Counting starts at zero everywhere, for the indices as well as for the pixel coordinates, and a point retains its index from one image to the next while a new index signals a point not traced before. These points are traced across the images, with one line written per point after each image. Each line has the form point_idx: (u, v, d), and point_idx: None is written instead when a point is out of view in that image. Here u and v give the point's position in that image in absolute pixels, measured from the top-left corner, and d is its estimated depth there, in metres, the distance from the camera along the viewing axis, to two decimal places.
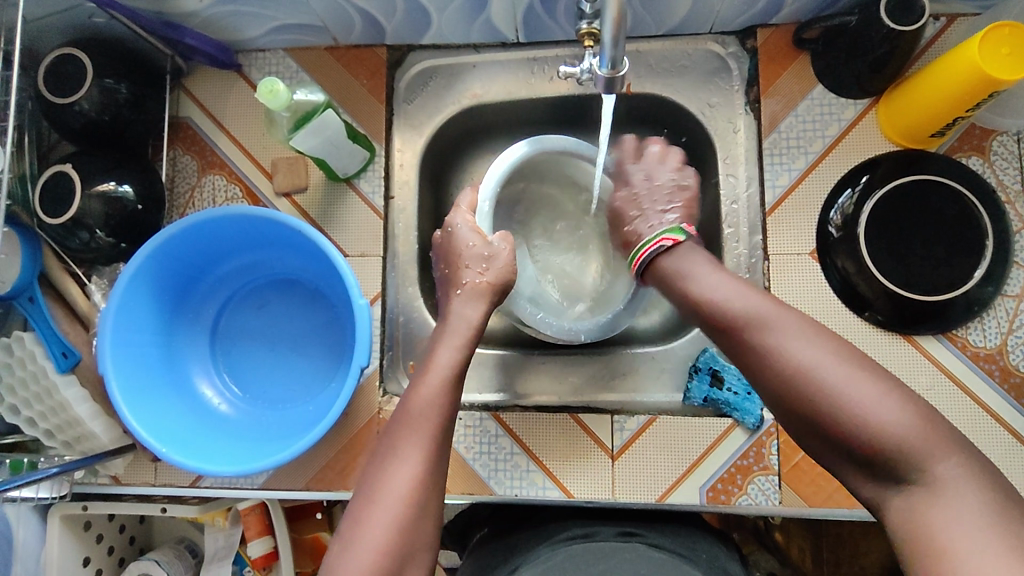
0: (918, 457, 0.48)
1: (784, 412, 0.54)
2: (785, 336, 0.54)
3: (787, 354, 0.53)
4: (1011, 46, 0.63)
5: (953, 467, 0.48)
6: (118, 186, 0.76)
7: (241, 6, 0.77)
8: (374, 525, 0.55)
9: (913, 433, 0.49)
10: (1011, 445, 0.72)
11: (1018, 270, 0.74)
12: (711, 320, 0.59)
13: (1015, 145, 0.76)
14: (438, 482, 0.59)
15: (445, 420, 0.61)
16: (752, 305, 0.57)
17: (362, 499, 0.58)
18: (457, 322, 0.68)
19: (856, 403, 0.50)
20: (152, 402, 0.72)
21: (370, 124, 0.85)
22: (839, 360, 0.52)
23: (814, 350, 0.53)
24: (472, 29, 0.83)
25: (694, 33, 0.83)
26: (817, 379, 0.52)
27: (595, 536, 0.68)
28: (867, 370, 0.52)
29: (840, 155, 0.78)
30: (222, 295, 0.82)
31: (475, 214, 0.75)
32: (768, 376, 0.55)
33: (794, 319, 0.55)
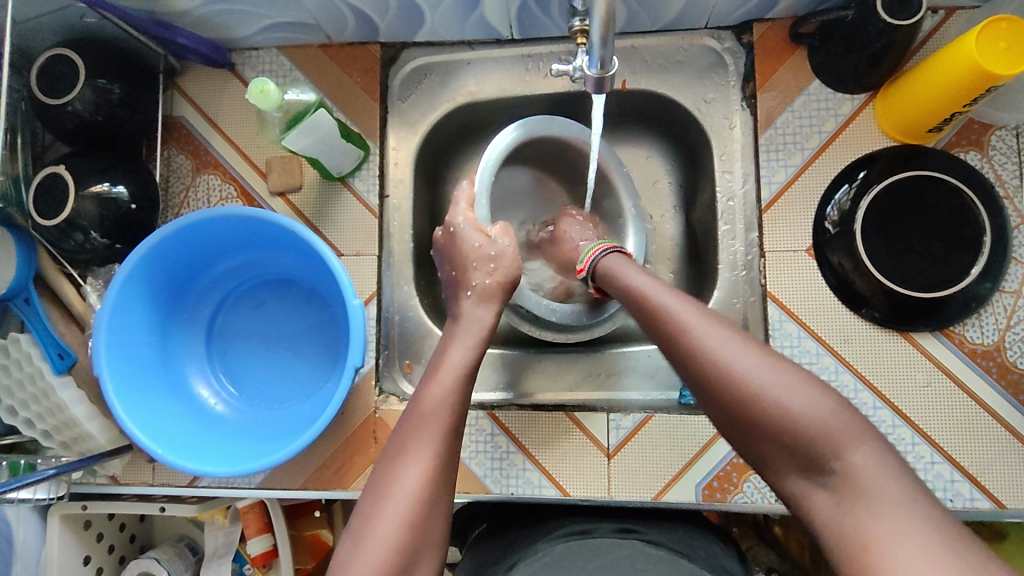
0: (834, 445, 0.48)
1: (710, 408, 0.53)
2: (708, 334, 0.54)
3: (711, 351, 0.53)
4: (1009, 41, 0.62)
5: (871, 458, 0.47)
6: (112, 186, 0.76)
7: (232, 5, 0.77)
8: (384, 524, 0.54)
9: (831, 422, 0.48)
10: (1008, 442, 0.72)
11: (1016, 265, 0.74)
12: (644, 320, 0.59)
13: (1014, 139, 0.75)
14: (449, 483, 0.58)
15: (457, 419, 0.60)
16: (678, 306, 0.57)
17: (372, 498, 0.56)
18: (469, 323, 0.68)
19: (777, 397, 0.50)
20: (147, 404, 0.72)
21: (363, 122, 0.84)
22: (761, 357, 0.52)
23: (736, 347, 0.53)
24: (466, 26, 0.82)
25: (689, 28, 0.82)
26: (739, 377, 0.51)
27: (593, 533, 0.67)
28: (787, 368, 0.51)
29: (836, 151, 0.78)
30: (217, 295, 0.82)
31: (473, 209, 0.75)
32: (694, 377, 0.54)
33: (718, 320, 0.55)
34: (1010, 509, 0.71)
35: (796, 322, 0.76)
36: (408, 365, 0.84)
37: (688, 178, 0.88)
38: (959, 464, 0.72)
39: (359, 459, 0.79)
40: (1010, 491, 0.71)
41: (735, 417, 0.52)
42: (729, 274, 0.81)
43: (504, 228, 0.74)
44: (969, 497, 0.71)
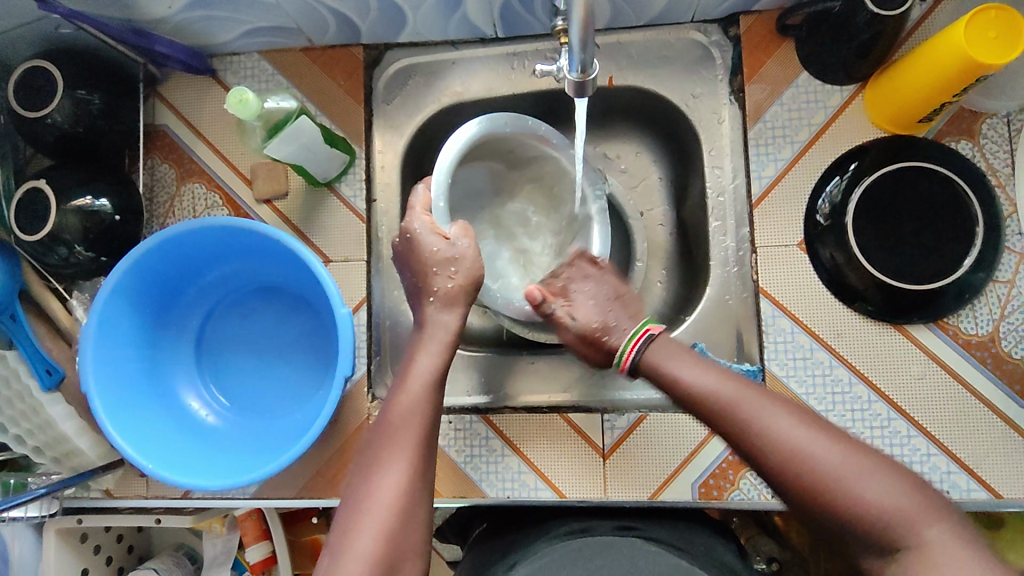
0: (911, 524, 0.49)
1: (785, 491, 0.54)
2: (781, 425, 0.54)
3: (783, 437, 0.54)
4: (999, 30, 0.61)
5: (944, 535, 0.49)
6: (95, 200, 0.75)
7: (212, 10, 0.75)
8: (363, 535, 0.54)
9: (904, 500, 0.50)
10: (1004, 432, 0.71)
11: (1010, 255, 0.73)
12: (699, 404, 0.59)
13: (1006, 127, 0.74)
14: (427, 489, 0.58)
15: (428, 424, 0.61)
16: (738, 392, 0.57)
17: (349, 510, 0.56)
18: (438, 328, 0.68)
19: (852, 479, 0.51)
20: (141, 422, 0.72)
21: (348, 126, 0.83)
22: (831, 441, 0.53)
23: (808, 433, 0.54)
24: (449, 26, 0.81)
25: (675, 22, 0.81)
26: (813, 463, 0.52)
27: (592, 531, 0.66)
28: (857, 450, 0.53)
29: (827, 143, 0.77)
30: (205, 306, 0.81)
31: (431, 213, 0.71)
32: (766, 464, 0.54)
33: (782, 404, 0.56)
34: (1008, 499, 0.70)
35: (789, 318, 0.75)
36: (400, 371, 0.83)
37: (679, 173, 0.88)
38: (956, 456, 0.71)
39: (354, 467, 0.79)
40: (1008, 482, 0.71)
41: (809, 501, 0.52)
42: (721, 270, 0.80)
43: (462, 229, 0.72)
44: (966, 488, 0.71)
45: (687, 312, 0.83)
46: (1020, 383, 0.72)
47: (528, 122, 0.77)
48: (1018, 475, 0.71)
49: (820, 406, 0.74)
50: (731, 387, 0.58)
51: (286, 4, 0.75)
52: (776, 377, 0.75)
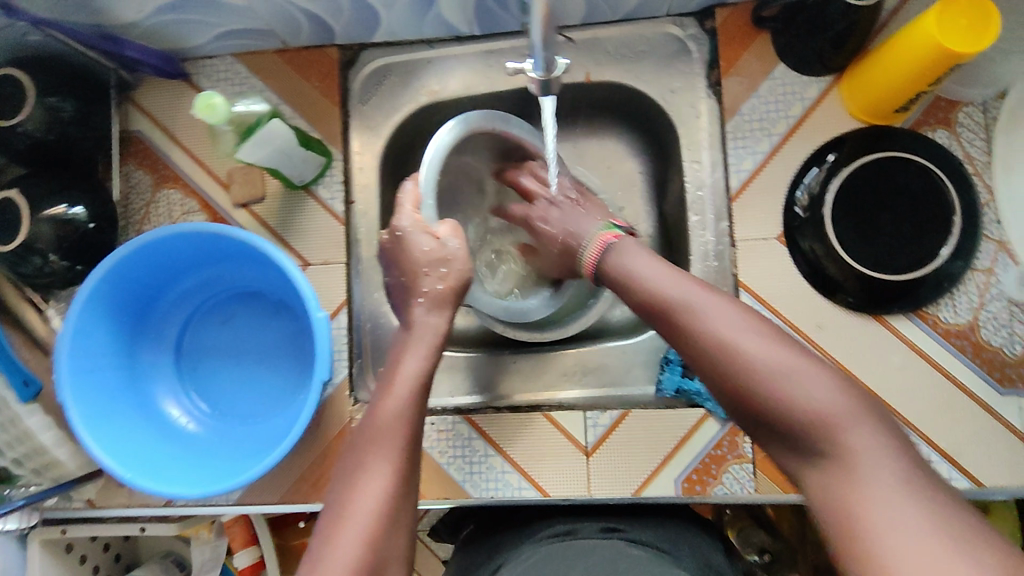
0: (828, 426, 0.46)
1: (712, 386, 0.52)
2: (713, 320, 0.53)
3: (718, 334, 0.52)
4: (971, 17, 0.61)
5: (877, 441, 0.44)
6: (69, 208, 0.74)
7: (183, 14, 0.75)
8: (347, 538, 0.52)
9: (826, 399, 0.46)
10: (984, 420, 0.71)
11: (988, 243, 0.73)
12: (647, 303, 0.58)
13: (982, 115, 0.74)
14: (411, 493, 0.57)
15: (413, 427, 0.61)
16: (685, 292, 0.56)
17: (333, 513, 0.55)
18: (424, 331, 0.68)
19: (783, 379, 0.48)
20: (108, 422, 0.71)
21: (325, 128, 0.83)
22: (768, 341, 0.50)
23: (748, 330, 0.51)
24: (424, 24, 0.80)
25: (651, 16, 0.81)
26: (747, 361, 0.50)
27: (576, 536, 0.66)
28: (797, 354, 0.50)
29: (804, 135, 0.77)
30: (184, 312, 0.81)
31: (420, 212, 0.71)
32: (696, 358, 0.53)
33: (730, 303, 0.54)
34: (989, 487, 0.70)
35: (769, 311, 0.75)
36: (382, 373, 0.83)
37: (659, 168, 0.87)
38: (937, 445, 0.72)
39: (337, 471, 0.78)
40: (990, 469, 0.71)
41: (736, 398, 0.50)
42: (701, 264, 0.79)
43: (453, 228, 0.72)
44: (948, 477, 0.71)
45: None
46: (999, 371, 0.72)
47: (511, 119, 0.76)
48: (998, 462, 0.71)
49: None
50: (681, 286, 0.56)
51: (257, 5, 0.74)
52: None
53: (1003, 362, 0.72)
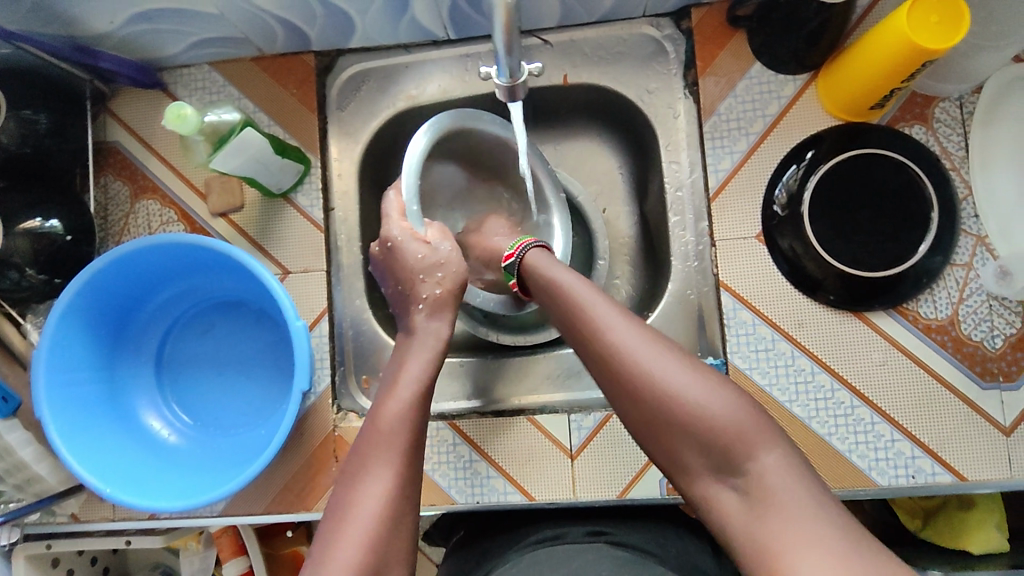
0: (743, 447, 0.50)
1: (627, 406, 0.55)
2: (630, 342, 0.55)
3: (629, 355, 0.55)
4: (940, 13, 0.60)
5: (779, 461, 0.49)
6: (45, 221, 0.74)
7: (156, 23, 0.74)
8: (347, 545, 0.52)
9: (738, 420, 0.51)
10: (966, 415, 0.71)
11: (966, 237, 0.73)
12: (562, 319, 0.60)
13: (958, 110, 0.74)
14: (414, 498, 0.57)
15: (416, 433, 0.60)
16: (597, 308, 0.58)
17: (333, 521, 0.55)
18: (425, 336, 0.67)
19: (694, 401, 0.52)
20: (90, 439, 0.70)
21: (302, 135, 0.82)
22: (677, 364, 0.54)
23: (657, 353, 0.54)
24: (399, 29, 0.80)
25: (627, 17, 0.80)
26: (659, 383, 0.53)
27: (562, 540, 0.66)
28: (702, 376, 0.53)
29: (781, 133, 0.77)
30: (163, 324, 0.80)
31: (406, 219, 0.71)
32: (613, 380, 0.55)
33: (639, 325, 0.57)
34: (971, 481, 0.71)
35: (750, 310, 0.75)
36: (365, 380, 0.83)
37: (639, 169, 0.87)
38: (919, 440, 0.72)
39: (321, 479, 0.78)
40: (971, 463, 0.71)
41: (649, 418, 0.53)
42: (682, 265, 0.81)
43: (441, 232, 0.72)
44: (931, 472, 0.71)
45: (651, 308, 0.83)
46: (980, 365, 0.72)
47: (483, 116, 0.75)
48: (980, 456, 0.71)
49: (783, 396, 0.74)
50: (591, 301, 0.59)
51: (231, 14, 0.74)
52: (738, 369, 0.75)
53: (984, 356, 0.72)
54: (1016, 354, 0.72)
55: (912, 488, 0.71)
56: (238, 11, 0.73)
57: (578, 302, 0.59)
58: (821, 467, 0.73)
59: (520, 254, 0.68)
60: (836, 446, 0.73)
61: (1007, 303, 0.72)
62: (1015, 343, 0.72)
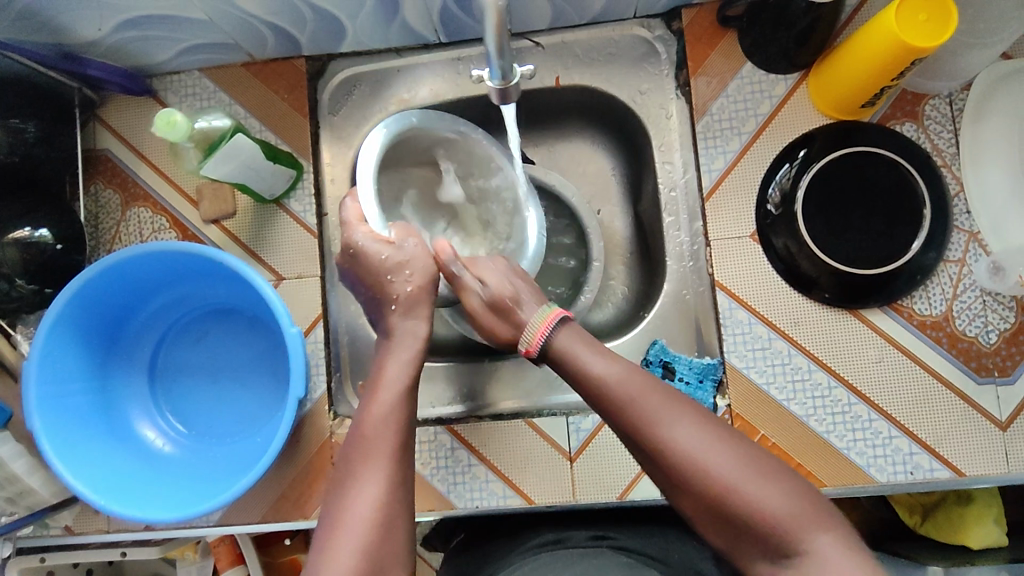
0: (799, 534, 0.50)
1: (680, 494, 0.55)
2: (677, 430, 0.55)
3: (678, 448, 0.54)
4: (929, 11, 0.61)
5: (831, 544, 0.50)
6: (34, 231, 0.73)
7: (145, 30, 0.74)
8: (340, 555, 0.52)
9: (794, 509, 0.51)
10: (963, 410, 0.72)
11: (960, 234, 0.73)
12: (602, 406, 0.59)
13: (949, 107, 0.74)
14: (407, 501, 0.56)
15: (401, 434, 0.59)
16: (636, 391, 0.58)
17: (326, 530, 0.54)
18: (406, 333, 0.67)
19: (745, 489, 0.52)
20: (86, 457, 0.69)
21: (294, 141, 0.82)
22: (725, 450, 0.53)
23: (707, 442, 0.54)
24: (390, 33, 0.79)
25: (618, 19, 0.81)
26: (711, 473, 0.53)
27: (565, 544, 0.66)
28: (752, 462, 0.53)
29: (773, 132, 0.77)
30: (156, 333, 0.79)
31: (367, 222, 0.69)
32: (665, 470, 0.55)
33: (682, 407, 0.57)
34: (969, 476, 0.71)
35: (745, 309, 0.75)
36: (361, 386, 0.82)
37: (632, 169, 0.87)
38: (916, 437, 0.72)
39: (318, 486, 0.78)
40: (969, 458, 0.71)
41: (705, 507, 0.53)
42: (676, 265, 0.80)
43: (403, 229, 0.70)
44: (929, 468, 0.72)
45: (645, 309, 0.83)
46: (976, 361, 0.72)
47: (439, 115, 0.74)
48: (977, 452, 0.71)
49: (781, 395, 0.74)
50: (630, 387, 0.58)
51: (220, 20, 0.74)
52: (735, 369, 0.75)
53: (979, 352, 0.72)
54: (1011, 349, 0.72)
55: (910, 484, 0.72)
56: (228, 16, 0.73)
57: (617, 390, 0.58)
58: (820, 465, 0.73)
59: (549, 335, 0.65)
60: (834, 443, 0.73)
61: (1000, 298, 0.72)
62: (1010, 338, 0.72)
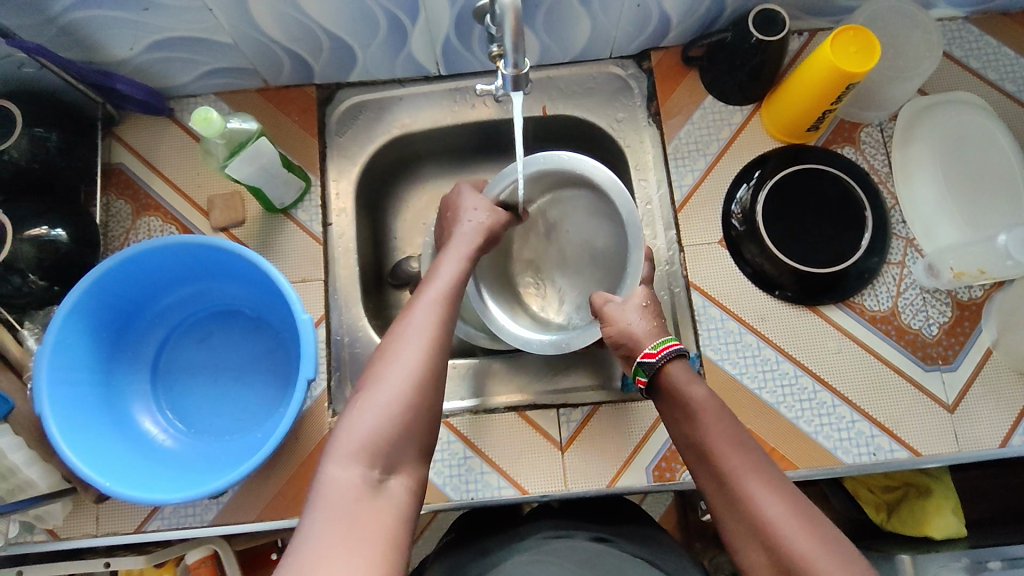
0: None
1: (751, 550, 0.55)
2: (762, 494, 0.56)
3: (761, 508, 0.56)
4: (857, 45, 0.73)
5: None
6: (51, 230, 0.76)
7: (172, 52, 0.81)
8: (377, 401, 0.56)
9: None
10: (912, 393, 0.80)
11: (898, 240, 0.84)
12: (699, 449, 0.62)
13: (880, 134, 0.87)
14: (441, 373, 0.60)
15: (449, 313, 0.65)
16: (723, 445, 0.60)
17: (359, 394, 0.57)
18: (461, 242, 0.74)
19: (815, 565, 0.51)
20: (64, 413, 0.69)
21: (303, 156, 0.89)
22: (805, 525, 0.54)
23: (791, 517, 0.54)
24: (396, 64, 0.89)
25: (596, 58, 0.92)
26: (785, 541, 0.53)
27: (571, 537, 0.67)
28: (833, 548, 0.52)
29: (734, 154, 0.87)
30: (162, 331, 0.83)
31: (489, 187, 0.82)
32: (740, 524, 0.57)
33: (768, 474, 0.58)
34: (925, 456, 0.78)
35: (718, 307, 0.83)
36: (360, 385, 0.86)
37: None
38: (875, 420, 0.79)
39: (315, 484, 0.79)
40: (923, 438, 0.78)
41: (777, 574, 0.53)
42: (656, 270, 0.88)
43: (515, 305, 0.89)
44: (889, 449, 0.78)
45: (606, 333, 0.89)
46: (921, 350, 0.81)
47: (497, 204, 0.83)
48: (929, 431, 0.78)
49: (753, 384, 0.80)
50: (724, 442, 0.60)
51: (244, 45, 0.81)
52: (711, 360, 0.81)
53: (924, 342, 0.81)
54: (951, 340, 0.81)
55: (874, 465, 0.78)
56: (250, 41, 0.81)
57: (721, 446, 0.60)
58: (793, 449, 0.78)
59: (664, 356, 0.67)
60: (804, 428, 0.79)
61: (938, 295, 0.82)
62: (949, 329, 0.81)
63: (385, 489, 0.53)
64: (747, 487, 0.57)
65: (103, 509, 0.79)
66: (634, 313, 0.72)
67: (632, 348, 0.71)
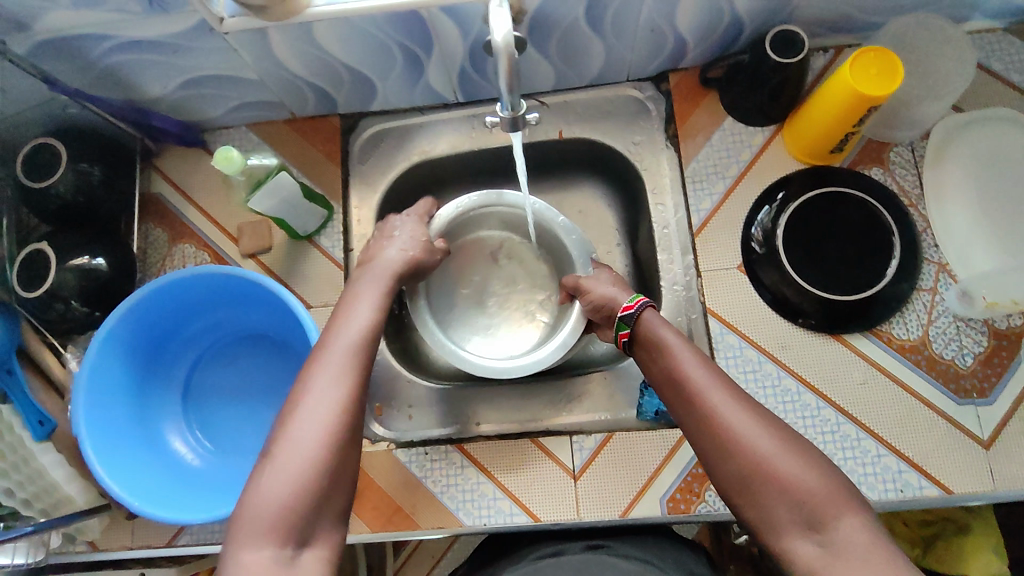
0: (819, 508, 0.51)
1: (718, 460, 0.56)
2: (726, 407, 0.57)
3: (724, 418, 0.57)
4: (876, 67, 0.70)
5: (857, 526, 0.50)
6: (92, 259, 0.80)
7: (204, 89, 0.85)
8: (286, 469, 0.53)
9: (821, 487, 0.52)
10: (944, 427, 0.76)
11: (930, 265, 0.80)
12: (669, 378, 0.63)
13: (911, 153, 0.83)
14: (355, 427, 0.58)
15: (365, 359, 0.62)
16: (693, 369, 0.61)
17: (264, 460, 0.54)
18: (370, 287, 0.71)
19: (779, 461, 0.53)
20: (99, 430, 0.74)
21: (326, 184, 0.92)
22: (770, 430, 0.55)
23: (758, 428, 0.55)
24: (415, 93, 0.91)
25: (614, 82, 0.92)
26: (749, 445, 0.55)
27: (563, 552, 0.67)
28: (794, 446, 0.54)
29: (755, 177, 0.85)
30: (193, 354, 0.87)
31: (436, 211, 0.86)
32: (705, 439, 0.57)
33: (733, 389, 0.59)
34: (958, 494, 0.74)
35: (736, 334, 0.81)
36: (379, 409, 0.87)
37: (631, 210, 0.96)
38: (904, 454, 0.76)
39: None
40: (956, 475, 0.74)
41: (739, 479, 0.54)
42: (670, 291, 0.86)
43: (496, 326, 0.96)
44: (919, 485, 0.75)
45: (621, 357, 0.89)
46: (955, 382, 0.77)
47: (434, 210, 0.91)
48: (962, 467, 0.74)
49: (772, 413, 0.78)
50: (693, 366, 0.61)
51: (269, 81, 0.85)
52: None
53: (957, 373, 0.77)
54: (986, 371, 0.77)
55: (902, 501, 0.74)
56: (276, 77, 0.84)
57: (688, 368, 0.61)
58: None
59: (640, 307, 0.70)
60: None
61: (973, 324, 0.78)
62: (985, 361, 0.77)
63: (300, 563, 0.52)
64: (713, 402, 0.58)
65: (138, 523, 0.83)
66: (609, 282, 0.78)
67: (612, 306, 0.75)
